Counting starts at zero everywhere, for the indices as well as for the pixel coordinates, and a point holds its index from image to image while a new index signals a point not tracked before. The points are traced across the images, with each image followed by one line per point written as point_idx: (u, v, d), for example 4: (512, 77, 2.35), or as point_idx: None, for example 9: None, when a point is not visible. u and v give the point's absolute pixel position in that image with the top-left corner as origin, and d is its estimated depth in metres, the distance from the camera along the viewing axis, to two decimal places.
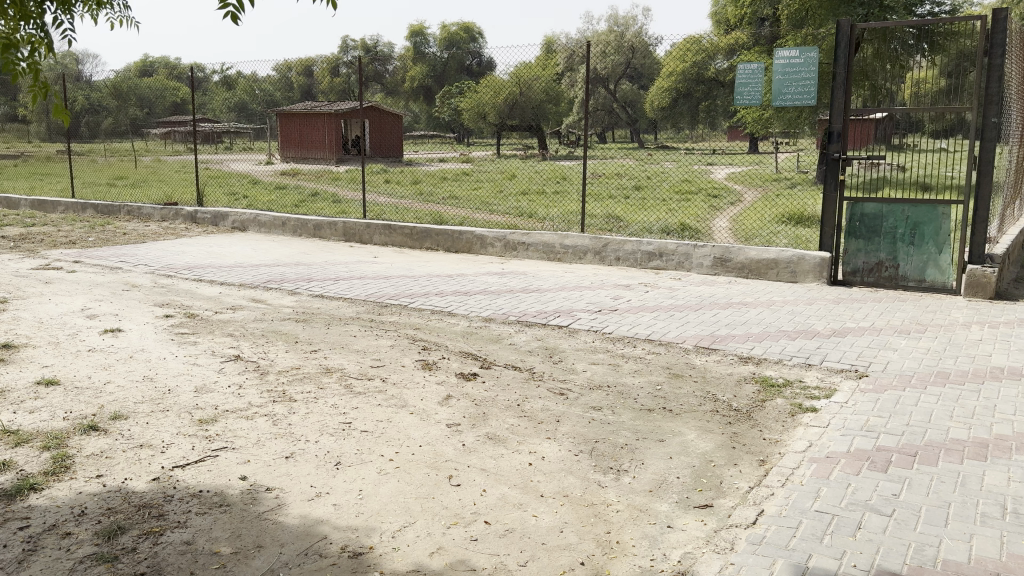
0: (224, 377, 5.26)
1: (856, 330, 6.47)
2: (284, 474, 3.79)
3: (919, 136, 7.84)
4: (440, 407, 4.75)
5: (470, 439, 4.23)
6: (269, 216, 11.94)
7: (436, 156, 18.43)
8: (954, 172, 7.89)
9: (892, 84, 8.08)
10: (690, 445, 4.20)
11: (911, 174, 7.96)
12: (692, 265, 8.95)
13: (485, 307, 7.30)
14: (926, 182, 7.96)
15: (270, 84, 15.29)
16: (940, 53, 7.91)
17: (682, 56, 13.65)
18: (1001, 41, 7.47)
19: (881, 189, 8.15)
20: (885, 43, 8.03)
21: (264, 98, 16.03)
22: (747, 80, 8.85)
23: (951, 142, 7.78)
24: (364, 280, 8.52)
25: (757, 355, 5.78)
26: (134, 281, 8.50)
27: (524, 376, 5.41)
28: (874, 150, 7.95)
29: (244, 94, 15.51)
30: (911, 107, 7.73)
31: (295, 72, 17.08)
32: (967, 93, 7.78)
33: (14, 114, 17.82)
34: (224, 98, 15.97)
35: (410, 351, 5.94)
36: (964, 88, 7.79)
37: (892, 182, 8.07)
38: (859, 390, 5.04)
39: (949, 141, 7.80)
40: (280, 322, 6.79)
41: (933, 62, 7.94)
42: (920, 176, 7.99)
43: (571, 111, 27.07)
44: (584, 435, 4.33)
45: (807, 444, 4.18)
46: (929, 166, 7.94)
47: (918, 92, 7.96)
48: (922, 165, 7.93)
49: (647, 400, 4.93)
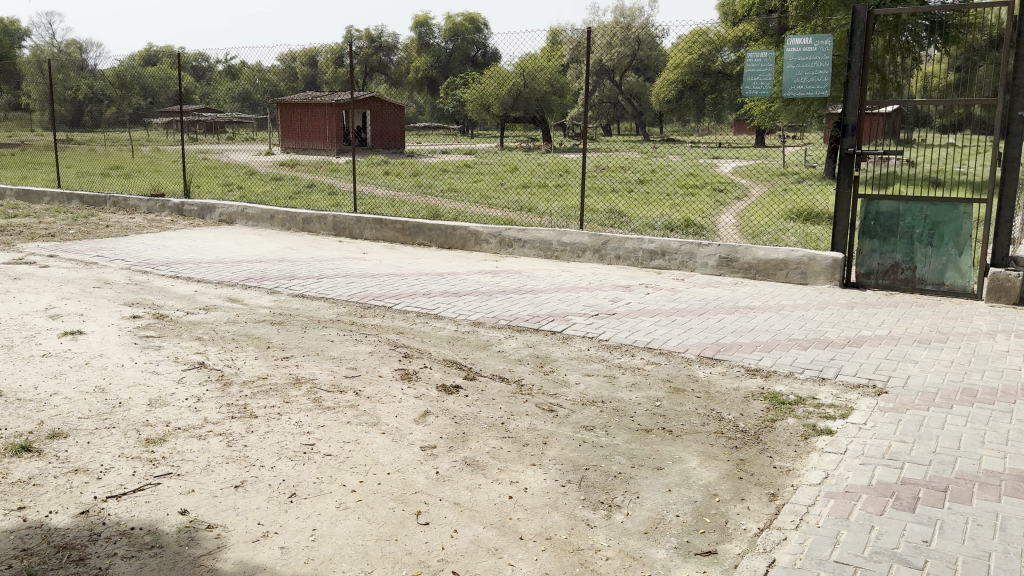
0: (184, 389, 4.82)
1: (873, 339, 6.00)
2: (230, 509, 3.35)
3: (927, 131, 7.50)
4: (415, 425, 4.29)
5: (445, 465, 3.78)
6: (257, 209, 11.51)
7: (438, 147, 17.97)
8: (965, 168, 7.45)
9: (902, 77, 7.56)
10: (692, 475, 3.73)
11: (920, 169, 7.59)
12: (696, 265, 8.48)
13: (474, 309, 6.84)
14: (937, 179, 7.56)
15: (275, 74, 14.95)
16: (954, 46, 7.41)
17: (690, 47, 12.84)
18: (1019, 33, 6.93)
19: (891, 185, 7.74)
20: (897, 34, 7.58)
21: (268, 88, 15.62)
22: (758, 69, 8.32)
23: (961, 137, 7.36)
24: (350, 278, 8.06)
25: (766, 367, 5.32)
26: (108, 278, 8.05)
27: (511, 390, 4.94)
28: (883, 144, 7.68)
29: (249, 85, 15.10)
30: (922, 101, 7.32)
31: (301, 64, 16.60)
32: (979, 89, 7.35)
33: (17, 103, 17.07)
34: (227, 89, 15.45)
35: (390, 359, 5.49)
36: (975, 82, 7.36)
37: (903, 178, 7.67)
38: (878, 410, 4.58)
39: (958, 137, 7.39)
40: (254, 325, 6.34)
41: (945, 54, 7.47)
42: (928, 171, 7.58)
43: (576, 103, 26.58)
44: (573, 461, 3.88)
45: (822, 475, 3.73)
46: (939, 161, 7.50)
47: (927, 87, 7.48)
48: (931, 160, 7.53)
49: (645, 419, 4.47)
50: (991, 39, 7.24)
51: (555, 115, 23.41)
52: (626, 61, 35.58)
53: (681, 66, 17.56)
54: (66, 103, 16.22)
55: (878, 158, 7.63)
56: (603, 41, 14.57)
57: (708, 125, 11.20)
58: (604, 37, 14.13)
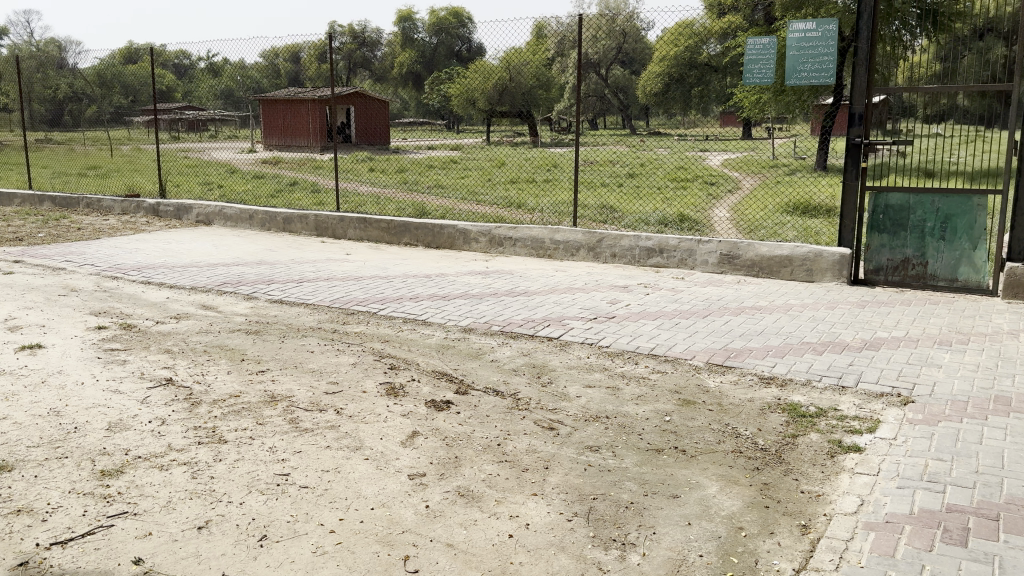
0: (148, 410, 4.39)
1: (891, 341, 5.63)
2: (191, 556, 2.94)
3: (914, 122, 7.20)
4: (403, 449, 3.88)
5: (435, 498, 3.37)
6: (235, 209, 11.04)
7: (424, 143, 17.55)
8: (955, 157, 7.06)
9: (886, 69, 7.28)
10: (712, 504, 3.34)
11: (912, 159, 7.21)
12: (696, 263, 8.09)
13: (465, 314, 6.43)
14: (929, 169, 7.17)
15: (258, 71, 14.48)
16: (943, 34, 7.05)
17: (676, 40, 12.47)
18: (1007, 28, 6.87)
19: (885, 176, 7.31)
20: (886, 23, 7.24)
21: (252, 85, 15.06)
22: (758, 56, 7.98)
23: (946, 127, 7.09)
24: (332, 281, 7.62)
25: (781, 375, 4.93)
26: (75, 285, 7.59)
27: (507, 405, 4.53)
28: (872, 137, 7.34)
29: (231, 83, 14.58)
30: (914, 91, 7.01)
31: (285, 59, 16.08)
32: (965, 78, 7.02)
33: None
34: (210, 85, 14.88)
35: (375, 372, 5.06)
36: (961, 72, 7.02)
37: (896, 169, 7.26)
38: (908, 423, 4.20)
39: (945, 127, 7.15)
40: (228, 334, 5.90)
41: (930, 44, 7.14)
42: (919, 161, 7.19)
43: (563, 96, 26.22)
44: (579, 489, 3.48)
45: (857, 503, 3.35)
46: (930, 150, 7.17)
47: (912, 78, 7.17)
48: (922, 151, 7.16)
49: (655, 437, 4.08)
50: (978, 28, 6.92)
51: (541, 109, 22.98)
52: (612, 54, 35.41)
53: (668, 58, 17.22)
54: (45, 101, 15.92)
55: (890, 151, 7.23)
56: (590, 33, 14.15)
57: (695, 118, 10.79)
58: (591, 31, 13.72)
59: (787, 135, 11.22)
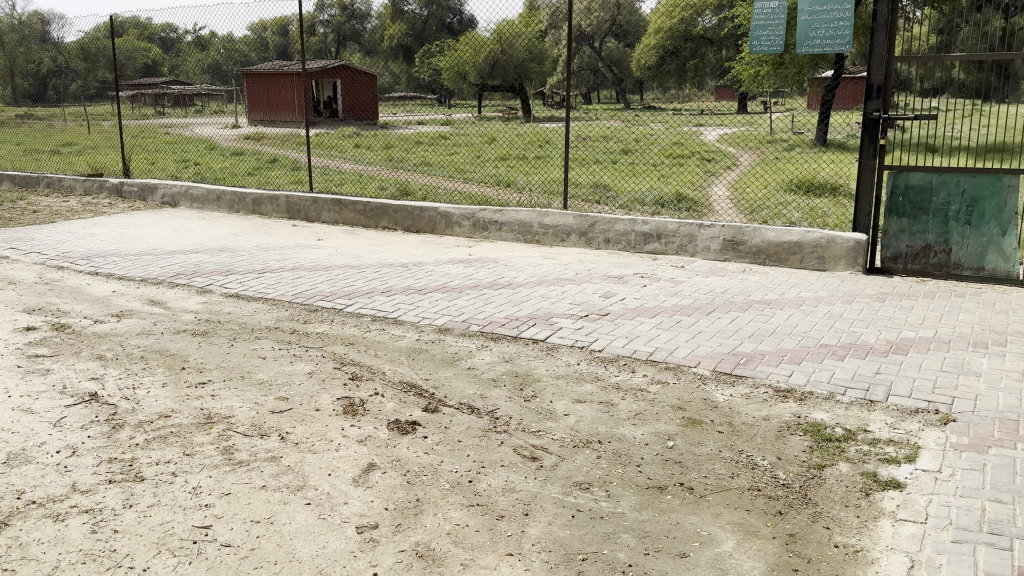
0: (59, 437, 3.72)
1: (920, 342, 4.99)
2: None
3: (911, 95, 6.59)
4: (353, 489, 3.23)
5: (386, 562, 2.72)
6: (202, 189, 10.32)
7: (411, 118, 16.75)
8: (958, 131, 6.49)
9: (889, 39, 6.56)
10: (728, 568, 2.71)
11: (913, 135, 6.60)
12: (697, 249, 7.42)
13: (440, 311, 5.76)
14: (931, 145, 6.55)
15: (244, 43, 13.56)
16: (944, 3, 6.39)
17: (671, 11, 11.68)
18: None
19: (892, 154, 6.68)
20: None
21: (241, 61, 14.03)
22: (767, 22, 7.28)
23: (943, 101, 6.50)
24: (298, 272, 6.94)
25: (800, 388, 4.27)
26: (14, 277, 6.88)
27: (482, 426, 3.88)
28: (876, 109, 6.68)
29: (219, 57, 13.43)
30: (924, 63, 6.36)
31: (272, 31, 15.13)
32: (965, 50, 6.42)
33: None
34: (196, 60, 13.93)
35: (333, 384, 4.39)
36: (958, 44, 6.43)
37: (901, 146, 6.65)
38: (953, 450, 3.56)
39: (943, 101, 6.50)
40: (171, 337, 5.22)
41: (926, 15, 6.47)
42: (921, 136, 6.57)
43: (555, 69, 25.35)
44: (564, 546, 2.83)
45: (907, 565, 2.72)
46: (932, 126, 6.52)
47: (910, 51, 6.52)
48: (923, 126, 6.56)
49: (656, 470, 3.43)
50: None
51: (532, 83, 22.22)
52: (605, 26, 34.74)
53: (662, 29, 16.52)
54: (27, 75, 14.79)
55: (905, 124, 6.59)
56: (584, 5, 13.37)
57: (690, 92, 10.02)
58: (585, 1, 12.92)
59: (785, 109, 10.52)
